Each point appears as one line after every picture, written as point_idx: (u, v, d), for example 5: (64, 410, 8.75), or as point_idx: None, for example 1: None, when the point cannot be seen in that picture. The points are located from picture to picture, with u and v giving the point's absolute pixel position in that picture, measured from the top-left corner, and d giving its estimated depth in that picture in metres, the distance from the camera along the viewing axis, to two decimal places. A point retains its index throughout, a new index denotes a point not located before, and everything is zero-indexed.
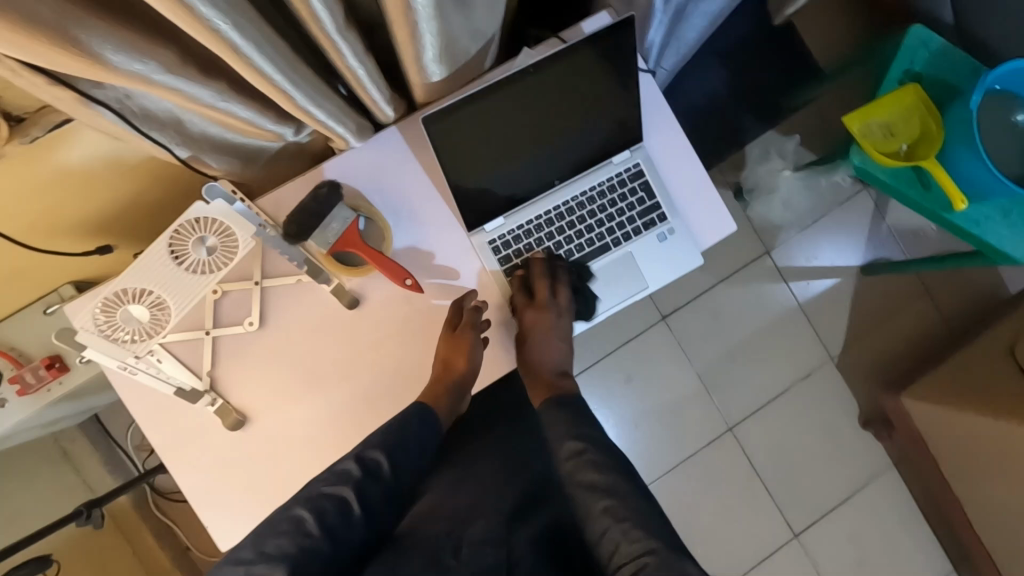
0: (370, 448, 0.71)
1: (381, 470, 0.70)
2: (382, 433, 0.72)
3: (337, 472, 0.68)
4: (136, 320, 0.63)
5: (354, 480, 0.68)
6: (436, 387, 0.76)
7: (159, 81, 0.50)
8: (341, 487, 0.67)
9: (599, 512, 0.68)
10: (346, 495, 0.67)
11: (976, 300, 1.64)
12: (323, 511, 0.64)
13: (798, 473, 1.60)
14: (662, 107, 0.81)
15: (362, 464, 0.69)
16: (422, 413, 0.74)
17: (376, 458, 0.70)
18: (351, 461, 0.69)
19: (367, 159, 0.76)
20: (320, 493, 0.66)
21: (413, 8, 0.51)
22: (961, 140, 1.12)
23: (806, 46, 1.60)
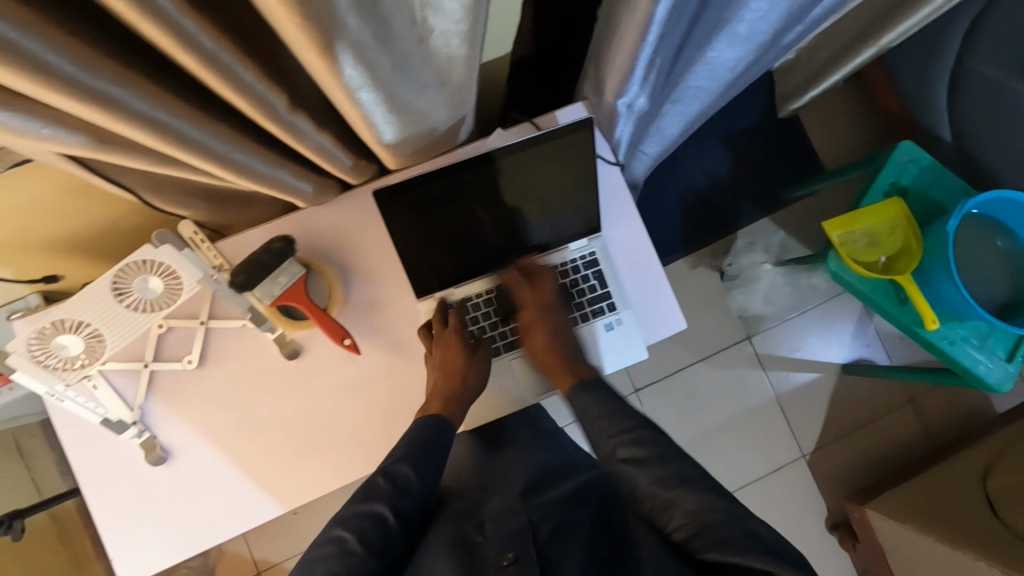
0: (398, 462, 0.70)
1: (407, 484, 0.69)
2: (404, 447, 0.72)
3: (369, 488, 0.69)
4: (67, 349, 0.65)
5: (387, 497, 0.68)
6: (451, 399, 0.75)
7: (129, 163, 0.52)
8: (376, 504, 0.68)
9: (654, 479, 0.70)
10: (382, 511, 0.67)
11: (961, 414, 1.60)
12: (362, 532, 0.65)
13: (806, 542, 1.57)
14: (621, 201, 0.82)
15: (390, 479, 0.69)
16: (439, 424, 0.73)
17: (404, 473, 0.70)
18: (380, 476, 0.69)
19: (328, 217, 0.78)
20: (355, 513, 0.67)
21: (361, 103, 0.53)
22: (938, 261, 1.12)
23: (809, 140, 1.62)
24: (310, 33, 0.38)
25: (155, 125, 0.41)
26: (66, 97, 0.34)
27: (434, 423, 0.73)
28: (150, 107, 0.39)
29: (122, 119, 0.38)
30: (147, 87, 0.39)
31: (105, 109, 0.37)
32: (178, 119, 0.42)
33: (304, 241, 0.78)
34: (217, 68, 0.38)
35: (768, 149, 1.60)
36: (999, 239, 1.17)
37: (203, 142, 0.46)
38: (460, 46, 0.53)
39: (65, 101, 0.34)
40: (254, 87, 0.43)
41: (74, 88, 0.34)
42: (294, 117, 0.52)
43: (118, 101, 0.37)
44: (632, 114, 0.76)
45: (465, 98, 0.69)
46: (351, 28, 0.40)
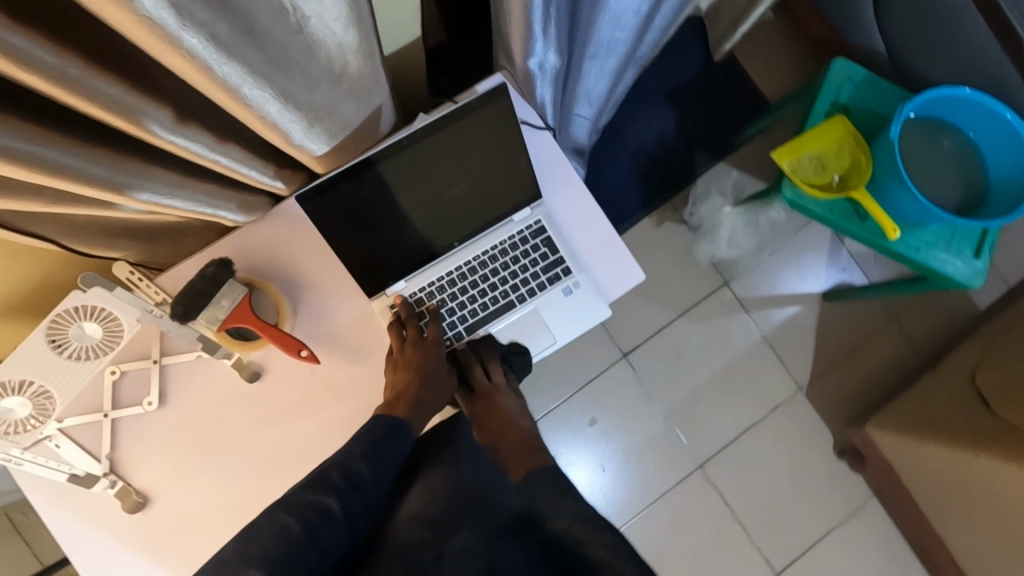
0: (353, 458, 0.69)
1: (360, 481, 0.69)
2: (361, 444, 0.71)
3: (318, 477, 0.68)
4: (14, 412, 0.64)
5: (337, 490, 0.67)
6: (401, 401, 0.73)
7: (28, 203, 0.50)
8: (323, 495, 0.66)
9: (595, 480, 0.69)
10: (331, 502, 0.66)
11: (945, 321, 1.61)
12: (305, 519, 0.64)
13: (821, 469, 1.58)
14: (558, 165, 0.81)
15: (343, 472, 0.68)
16: (393, 424, 0.72)
17: (358, 469, 0.69)
18: (333, 468, 0.68)
19: (264, 233, 0.77)
20: (303, 501, 0.66)
21: (253, 105, 0.52)
22: (890, 170, 1.11)
23: (750, 78, 1.62)
24: (157, 30, 0.38)
25: (9, 153, 0.40)
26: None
27: (401, 421, 0.72)
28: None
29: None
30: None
31: None
32: (34, 145, 0.41)
33: (243, 263, 0.77)
34: (68, 83, 0.37)
35: (710, 94, 1.60)
36: (945, 140, 1.18)
37: (75, 167, 0.45)
38: (345, 31, 0.52)
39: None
40: (122, 102, 0.42)
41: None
42: (184, 130, 0.51)
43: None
44: (547, 75, 0.76)
45: (373, 89, 0.68)
46: (202, 18, 0.39)
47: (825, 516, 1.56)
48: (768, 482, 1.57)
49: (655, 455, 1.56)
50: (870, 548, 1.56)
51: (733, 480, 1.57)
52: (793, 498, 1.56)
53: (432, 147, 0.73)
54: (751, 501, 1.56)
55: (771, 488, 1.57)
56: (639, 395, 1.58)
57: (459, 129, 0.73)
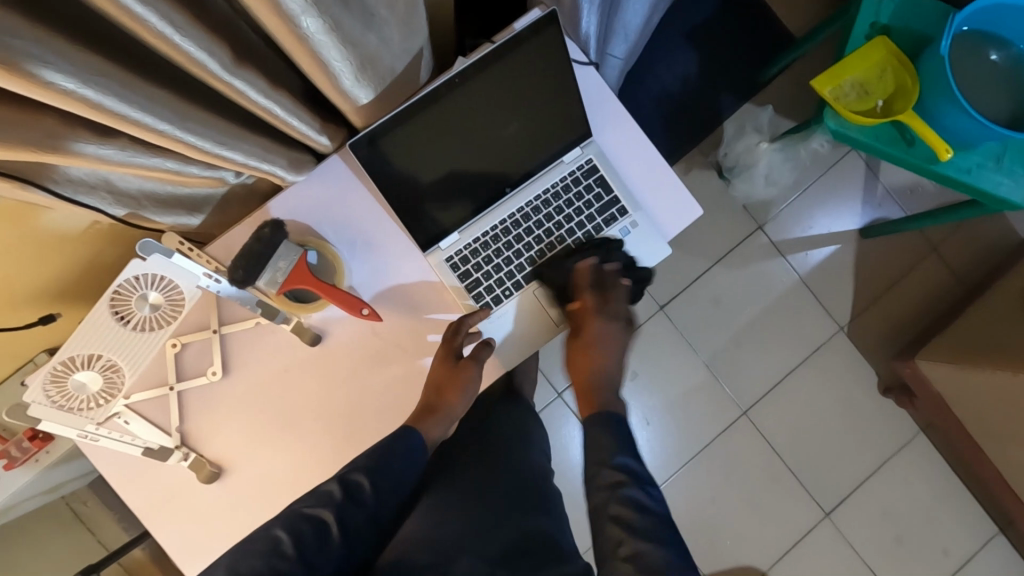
0: (354, 470, 0.67)
1: (362, 495, 0.66)
2: (369, 457, 0.69)
3: (319, 494, 0.65)
4: (86, 387, 0.63)
5: (335, 502, 0.64)
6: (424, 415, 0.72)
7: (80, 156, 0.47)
8: (322, 509, 0.63)
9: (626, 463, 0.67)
10: (325, 516, 0.63)
11: (986, 249, 1.57)
12: (299, 533, 0.61)
13: (865, 407, 1.56)
14: (607, 100, 0.77)
15: (344, 487, 0.66)
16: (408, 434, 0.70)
17: (359, 481, 0.67)
18: (334, 483, 0.66)
19: (312, 192, 0.75)
20: (299, 514, 0.63)
21: (309, 39, 0.49)
22: (939, 87, 1.06)
23: (773, 12, 1.56)
24: None
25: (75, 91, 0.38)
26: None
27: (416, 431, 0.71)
28: (59, 69, 0.36)
29: (37, 81, 0.35)
30: (57, 45, 0.35)
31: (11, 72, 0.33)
32: (92, 80, 0.38)
33: (292, 224, 0.75)
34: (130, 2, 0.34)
35: (732, 33, 1.54)
36: (994, 53, 1.12)
37: (136, 111, 0.43)
38: None
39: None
40: (186, 33, 0.40)
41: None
42: (242, 72, 0.48)
43: (28, 62, 0.34)
44: (593, 1, 0.72)
45: (415, 28, 0.65)
46: None
47: (872, 453, 1.55)
48: (813, 424, 1.56)
49: (695, 408, 1.55)
50: (920, 481, 1.55)
51: (777, 425, 1.56)
52: (839, 439, 1.55)
53: (478, 88, 0.70)
54: (797, 444, 1.55)
55: (817, 428, 1.56)
56: (677, 348, 1.56)
57: (505, 65, 0.69)
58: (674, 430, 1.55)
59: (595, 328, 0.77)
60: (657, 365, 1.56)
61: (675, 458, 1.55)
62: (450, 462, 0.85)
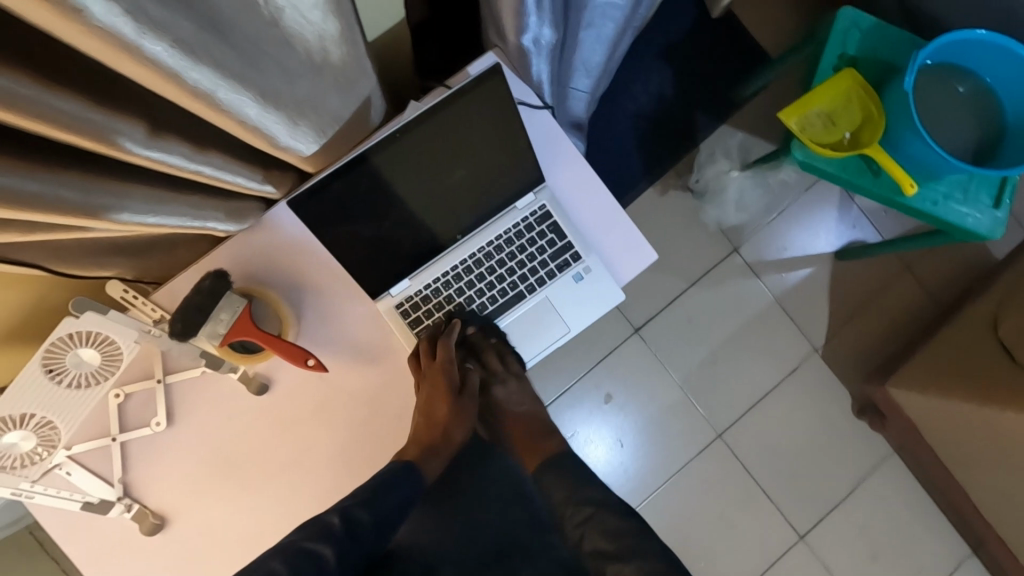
0: (356, 505, 0.69)
1: (359, 528, 0.68)
2: (368, 490, 0.70)
3: (319, 525, 0.67)
4: (18, 446, 0.62)
5: (334, 538, 0.66)
6: (423, 445, 0.77)
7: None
8: (319, 544, 0.65)
9: None
10: (324, 552, 0.65)
11: (962, 270, 1.57)
12: (293, 565, 0.63)
13: (838, 429, 1.56)
14: (559, 145, 0.77)
15: (343, 520, 0.67)
16: (406, 471, 0.73)
17: (359, 516, 0.68)
18: (334, 515, 0.68)
19: (258, 240, 0.74)
20: (295, 548, 0.65)
21: (231, 111, 0.48)
22: (904, 121, 1.06)
23: (749, 33, 1.55)
24: (112, 42, 0.33)
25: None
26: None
27: (412, 470, 0.74)
28: None
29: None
30: None
31: None
32: None
33: (239, 271, 0.74)
34: (21, 105, 0.34)
35: (708, 54, 1.54)
36: (961, 85, 1.12)
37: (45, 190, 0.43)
38: (322, 20, 0.48)
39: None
40: (89, 120, 0.39)
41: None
42: (161, 143, 0.47)
43: None
44: (543, 49, 0.72)
45: (358, 79, 0.64)
46: (163, 22, 0.35)
47: (846, 474, 1.55)
48: (786, 446, 1.56)
49: (669, 430, 1.55)
50: (894, 502, 1.55)
51: (751, 447, 1.56)
52: (813, 461, 1.56)
53: (426, 138, 0.69)
54: (771, 465, 1.55)
55: (791, 450, 1.56)
56: (651, 369, 1.56)
57: (452, 116, 0.69)
58: (648, 451, 1.55)
59: (574, 334, 0.80)
60: (632, 387, 1.56)
61: (649, 479, 1.55)
62: None
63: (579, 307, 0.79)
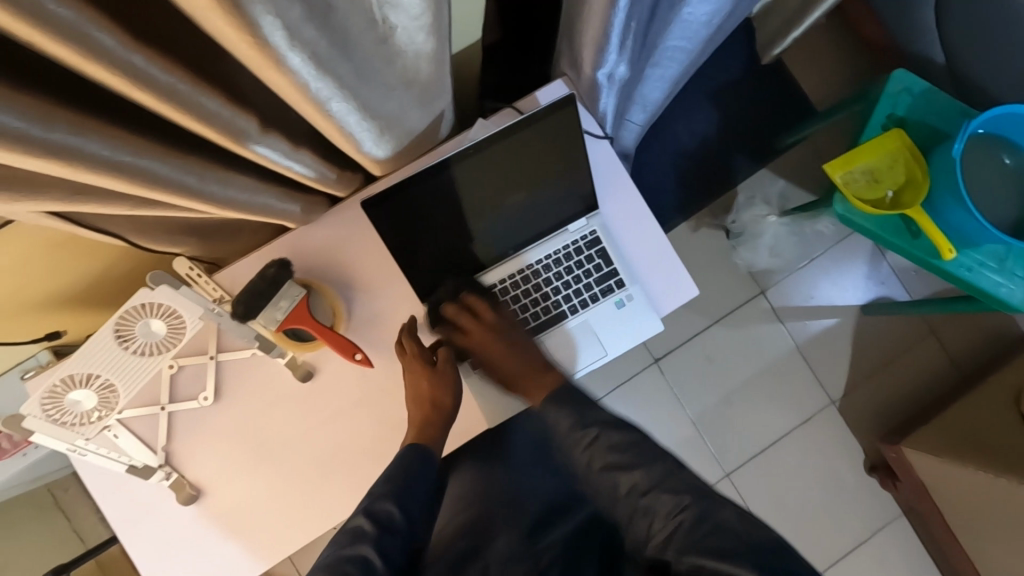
0: (377, 501, 0.68)
1: (392, 522, 0.67)
2: (386, 483, 0.70)
3: (349, 531, 0.66)
4: (80, 405, 0.65)
5: (371, 537, 0.65)
6: (424, 424, 0.74)
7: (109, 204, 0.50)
8: (359, 546, 0.65)
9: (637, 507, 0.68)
10: (366, 553, 0.64)
11: (988, 338, 1.57)
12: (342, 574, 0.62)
13: (847, 484, 1.56)
14: (615, 177, 0.80)
15: (373, 520, 0.66)
16: (416, 454, 0.71)
17: (387, 510, 0.68)
18: (361, 517, 0.67)
19: (320, 234, 0.77)
20: (339, 558, 0.64)
21: (332, 116, 0.51)
22: (949, 187, 1.08)
23: (797, 83, 1.58)
24: (261, 49, 0.37)
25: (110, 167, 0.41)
26: (25, 162, 0.34)
27: (420, 449, 0.72)
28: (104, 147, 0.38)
29: (87, 169, 0.38)
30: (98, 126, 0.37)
31: (64, 158, 0.36)
32: (129, 154, 0.41)
33: (299, 262, 0.77)
34: (172, 97, 0.37)
35: (755, 99, 1.57)
36: (1008, 157, 1.13)
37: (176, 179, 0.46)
38: (425, 42, 0.51)
39: (25, 164, 0.34)
40: (218, 115, 0.42)
41: (27, 153, 0.33)
42: (267, 140, 0.51)
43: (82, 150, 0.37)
44: (614, 84, 0.75)
45: (438, 96, 0.68)
46: (305, 36, 0.39)
47: (850, 530, 1.54)
48: (793, 494, 1.55)
49: None
50: (897, 564, 1.54)
51: (758, 491, 1.55)
52: (819, 513, 1.55)
53: (492, 156, 0.72)
54: (775, 512, 1.54)
55: (797, 499, 1.55)
56: (665, 402, 1.57)
57: (521, 138, 0.72)
58: None
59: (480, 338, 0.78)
60: (644, 418, 1.56)
61: None
62: None
63: (479, 318, 0.78)
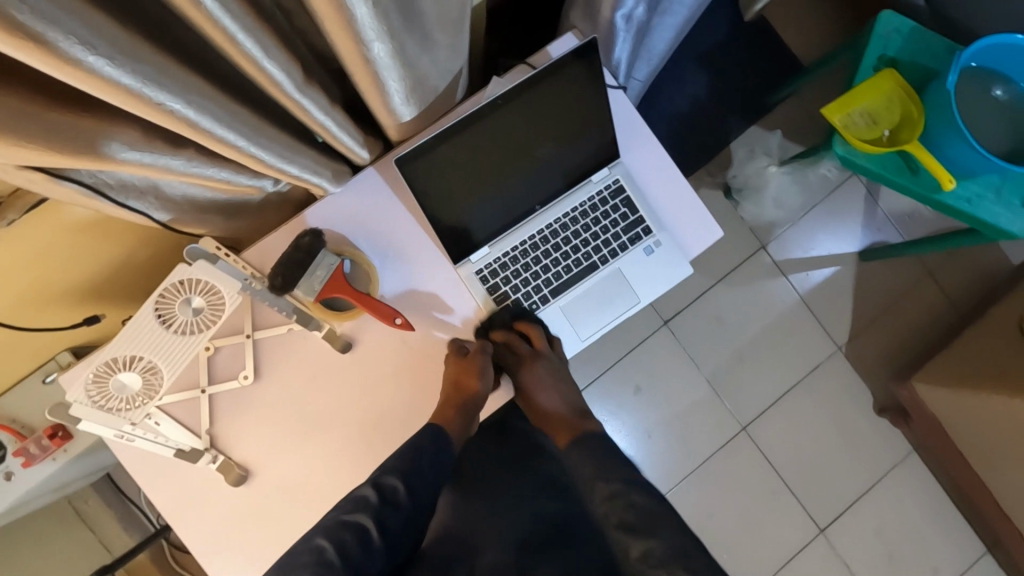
0: (387, 474, 0.70)
1: (396, 496, 0.70)
2: (399, 458, 0.71)
3: (354, 498, 0.68)
4: (127, 387, 0.63)
5: (373, 508, 0.68)
6: (445, 407, 0.75)
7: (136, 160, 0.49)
8: (359, 514, 0.67)
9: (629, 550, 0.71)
10: (365, 523, 0.67)
11: (983, 277, 1.62)
12: (342, 542, 0.65)
13: (859, 428, 1.59)
14: (635, 123, 0.80)
15: (379, 491, 0.69)
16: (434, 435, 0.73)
17: (394, 484, 0.70)
18: (368, 487, 0.69)
19: (347, 204, 0.76)
20: (339, 522, 0.66)
21: (373, 61, 0.50)
22: (946, 119, 1.10)
23: (781, 38, 1.60)
24: None
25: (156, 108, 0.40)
26: (75, 76, 0.33)
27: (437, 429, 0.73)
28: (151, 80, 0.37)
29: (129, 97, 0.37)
30: (144, 56, 0.36)
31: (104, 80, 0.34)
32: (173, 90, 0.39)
33: (328, 233, 0.76)
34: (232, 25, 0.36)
35: (743, 57, 1.58)
36: (998, 89, 1.16)
37: (220, 126, 0.46)
38: None
39: (74, 80, 0.33)
40: (272, 57, 0.42)
41: (80, 66, 0.33)
42: (310, 91, 0.50)
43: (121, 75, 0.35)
44: (629, 28, 0.75)
45: (461, 48, 0.67)
46: None
47: (866, 471, 1.58)
48: (808, 441, 1.59)
49: (693, 425, 1.57)
50: (911, 501, 1.58)
51: (774, 441, 1.58)
52: (834, 458, 1.58)
53: (515, 109, 0.72)
54: (792, 460, 1.58)
55: (813, 444, 1.59)
56: (679, 363, 1.59)
57: (543, 89, 0.72)
58: (674, 444, 1.57)
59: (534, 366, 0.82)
60: (658, 382, 1.58)
61: (673, 473, 1.56)
62: (469, 477, 0.87)
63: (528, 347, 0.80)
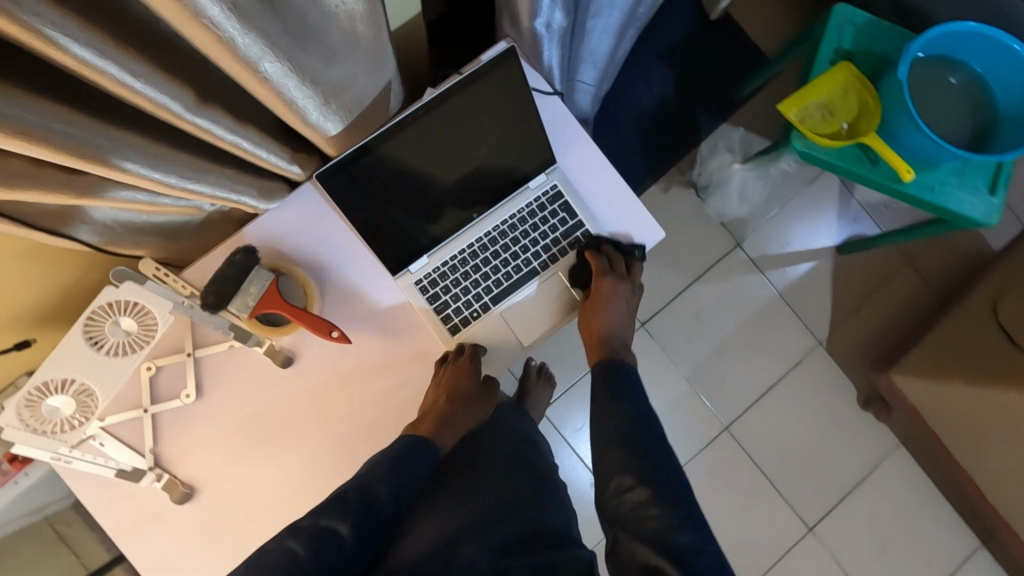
0: (374, 480, 0.68)
1: (377, 501, 0.68)
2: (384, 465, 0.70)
3: (336, 500, 0.66)
4: (60, 411, 0.69)
5: (352, 512, 0.65)
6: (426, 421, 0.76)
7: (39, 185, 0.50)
8: (336, 519, 0.64)
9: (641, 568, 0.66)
10: (342, 527, 0.64)
11: (964, 264, 1.60)
12: (315, 543, 0.62)
13: (844, 421, 1.58)
14: (570, 127, 0.81)
15: (362, 494, 0.67)
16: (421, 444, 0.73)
17: (377, 490, 0.68)
18: (350, 489, 0.67)
19: (285, 220, 0.77)
20: (317, 526, 0.63)
21: (268, 78, 0.51)
22: (900, 109, 1.10)
23: (747, 35, 1.60)
24: None
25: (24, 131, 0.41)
26: None
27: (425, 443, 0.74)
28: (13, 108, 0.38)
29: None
30: None
31: None
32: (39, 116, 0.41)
33: (266, 250, 0.77)
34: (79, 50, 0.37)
35: (708, 55, 1.59)
36: (954, 76, 1.16)
37: None
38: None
39: None
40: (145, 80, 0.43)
41: None
42: (205, 111, 0.51)
43: None
44: (554, 34, 0.76)
45: (383, 62, 0.68)
46: None
47: (853, 465, 1.56)
48: (792, 437, 1.57)
49: (675, 425, 1.56)
50: (901, 494, 1.56)
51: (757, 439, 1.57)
52: (819, 453, 1.57)
53: (444, 117, 0.72)
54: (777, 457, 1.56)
55: (798, 440, 1.57)
56: (659, 363, 1.58)
57: (468, 95, 0.72)
58: None
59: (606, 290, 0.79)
60: None
61: None
62: None
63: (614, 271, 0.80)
